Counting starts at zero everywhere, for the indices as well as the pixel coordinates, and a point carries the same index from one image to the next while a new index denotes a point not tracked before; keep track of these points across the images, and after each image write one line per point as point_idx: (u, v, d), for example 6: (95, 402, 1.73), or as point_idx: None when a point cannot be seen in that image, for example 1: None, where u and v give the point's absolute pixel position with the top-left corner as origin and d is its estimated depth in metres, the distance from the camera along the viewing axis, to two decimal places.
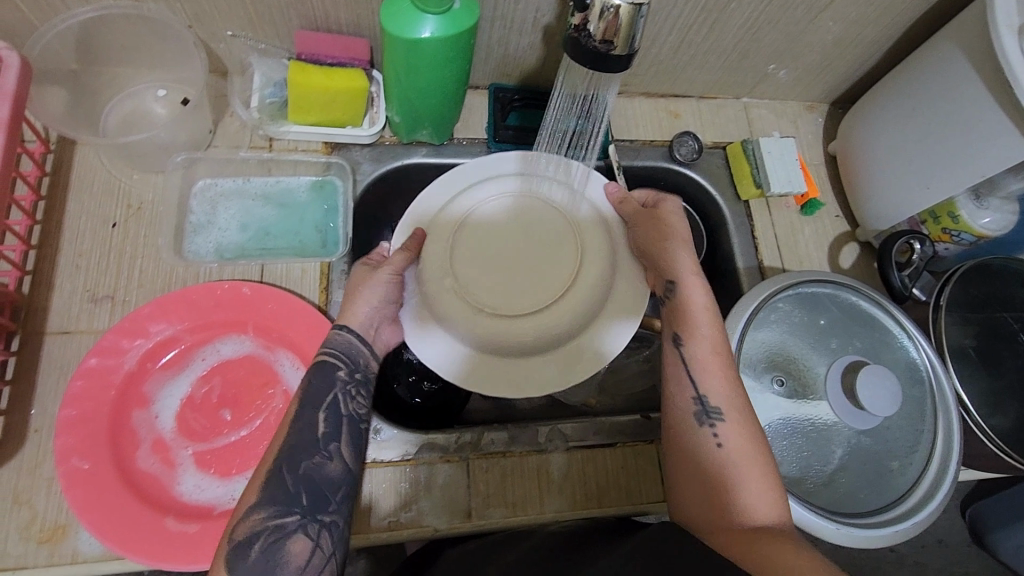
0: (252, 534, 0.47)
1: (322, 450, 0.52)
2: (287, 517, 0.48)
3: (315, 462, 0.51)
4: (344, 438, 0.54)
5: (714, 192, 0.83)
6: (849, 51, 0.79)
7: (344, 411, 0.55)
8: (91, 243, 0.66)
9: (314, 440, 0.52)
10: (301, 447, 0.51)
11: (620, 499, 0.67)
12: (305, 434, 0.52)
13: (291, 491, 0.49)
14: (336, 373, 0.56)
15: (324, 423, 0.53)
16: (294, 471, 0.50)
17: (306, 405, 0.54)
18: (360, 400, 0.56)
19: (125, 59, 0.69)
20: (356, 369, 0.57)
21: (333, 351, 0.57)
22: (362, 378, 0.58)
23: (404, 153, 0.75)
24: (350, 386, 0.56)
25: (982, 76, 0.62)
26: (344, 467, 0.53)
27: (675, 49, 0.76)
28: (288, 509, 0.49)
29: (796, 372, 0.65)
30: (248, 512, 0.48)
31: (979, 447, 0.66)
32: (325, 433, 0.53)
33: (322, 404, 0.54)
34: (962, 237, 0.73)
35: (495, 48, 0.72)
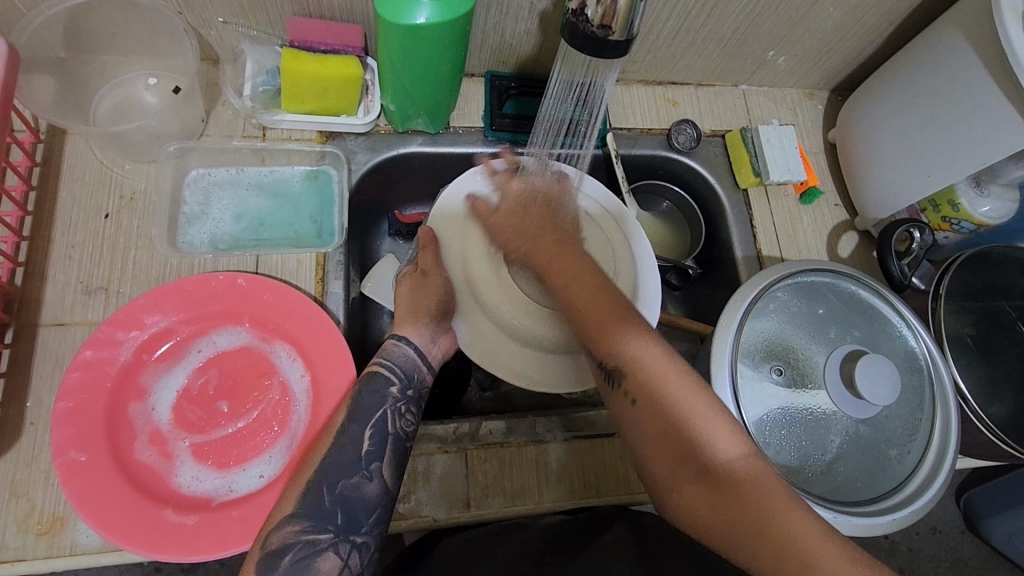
0: (283, 546, 0.47)
1: (363, 470, 0.52)
2: (320, 534, 0.49)
3: (353, 481, 0.52)
4: (386, 457, 0.54)
5: (712, 180, 0.83)
6: (849, 36, 0.78)
7: (391, 429, 0.55)
8: (84, 235, 0.65)
9: (356, 459, 0.53)
10: (341, 467, 0.52)
11: (618, 489, 0.68)
12: (349, 452, 0.53)
13: (327, 509, 0.50)
14: (389, 388, 0.57)
15: (369, 441, 0.54)
16: (331, 490, 0.51)
17: (353, 419, 0.54)
18: (408, 417, 0.57)
19: (115, 47, 0.68)
20: (408, 385, 0.59)
21: (390, 365, 0.59)
22: (413, 395, 0.59)
23: (398, 142, 0.75)
24: (400, 402, 0.57)
25: (984, 62, 0.62)
26: (383, 488, 0.53)
27: (673, 35, 0.75)
28: (322, 526, 0.49)
29: (795, 361, 0.65)
30: (281, 522, 0.49)
31: (976, 436, 0.66)
32: (368, 451, 0.53)
33: (370, 420, 0.55)
34: (963, 225, 0.72)
35: (490, 34, 0.71)
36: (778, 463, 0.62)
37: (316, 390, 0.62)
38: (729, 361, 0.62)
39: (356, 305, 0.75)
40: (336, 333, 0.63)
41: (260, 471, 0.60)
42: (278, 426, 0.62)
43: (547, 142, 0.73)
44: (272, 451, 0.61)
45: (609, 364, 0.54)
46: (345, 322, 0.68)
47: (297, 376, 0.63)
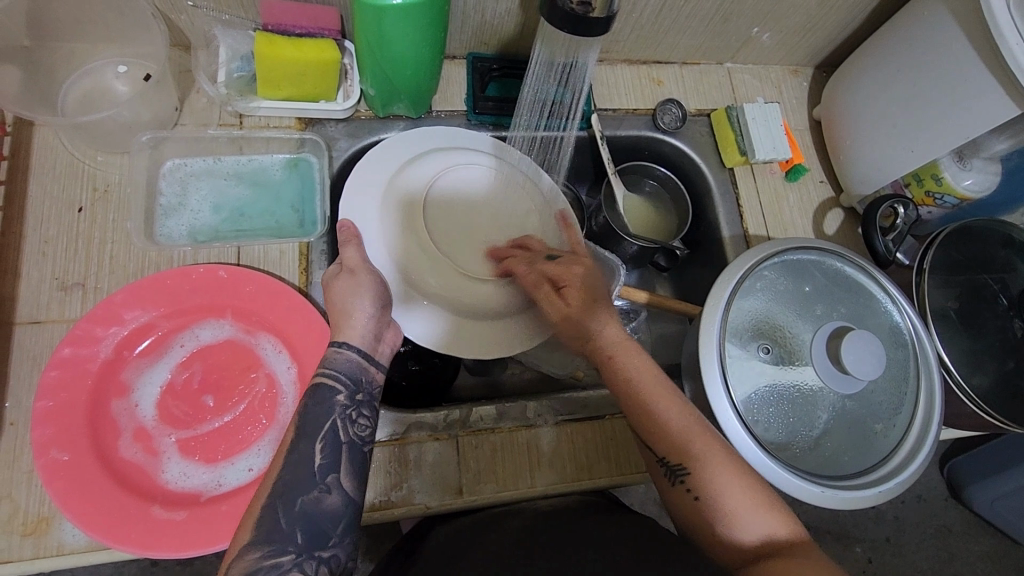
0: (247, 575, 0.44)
1: (319, 484, 0.49)
2: (284, 556, 0.45)
3: (312, 496, 0.48)
4: (343, 468, 0.51)
5: (698, 160, 0.82)
6: (833, 11, 0.77)
7: (344, 437, 0.52)
8: (58, 229, 0.63)
9: (310, 474, 0.49)
10: (298, 483, 0.49)
11: (610, 471, 0.68)
12: (304, 469, 0.49)
13: (287, 530, 0.46)
14: (336, 397, 0.54)
15: (322, 453, 0.51)
16: (290, 509, 0.47)
17: (302, 435, 0.51)
18: (362, 422, 0.54)
19: (81, 33, 0.65)
20: (356, 390, 0.55)
21: (333, 372, 0.55)
22: (364, 398, 0.56)
23: (380, 128, 0.74)
24: (349, 409, 0.54)
25: (967, 35, 0.61)
26: (345, 498, 0.50)
27: (657, 13, 0.74)
28: (283, 548, 0.46)
29: (782, 339, 0.65)
30: (242, 551, 0.45)
31: (958, 406, 0.67)
32: (322, 464, 0.50)
33: (320, 433, 0.51)
34: (946, 200, 0.72)
35: (471, 15, 0.70)
36: (767, 440, 0.63)
37: (303, 381, 0.61)
38: (717, 340, 0.62)
39: None
40: (320, 323, 0.62)
41: (248, 464, 0.60)
42: (265, 418, 0.62)
43: (530, 126, 0.74)
44: (261, 443, 0.61)
45: (673, 461, 0.53)
46: (330, 311, 0.67)
47: (283, 368, 0.63)
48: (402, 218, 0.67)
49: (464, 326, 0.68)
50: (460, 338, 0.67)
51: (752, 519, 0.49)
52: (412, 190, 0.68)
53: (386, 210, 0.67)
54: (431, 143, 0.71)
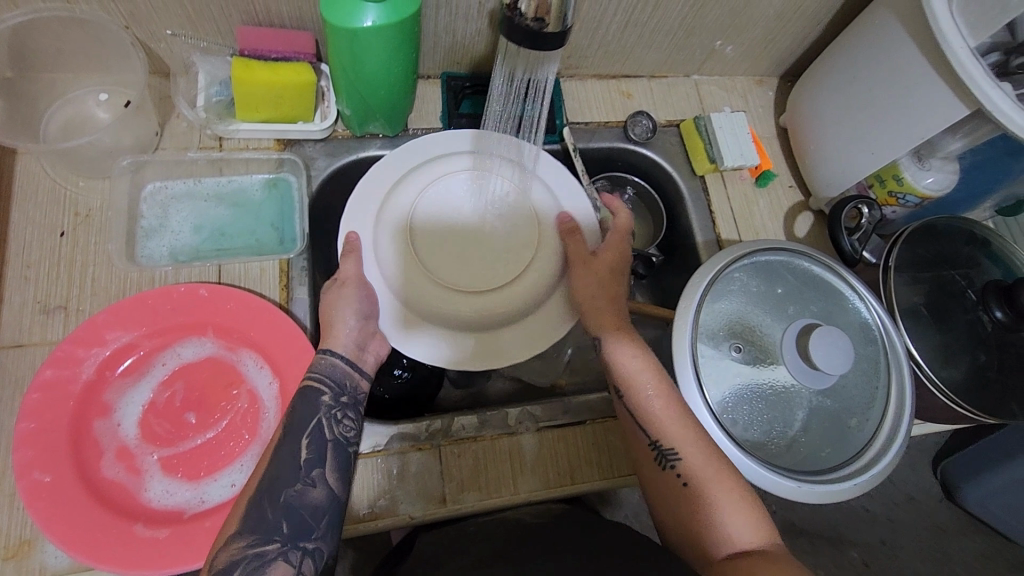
0: (230, 564, 0.47)
1: (304, 478, 0.53)
2: (268, 545, 0.49)
3: (295, 491, 0.52)
4: (328, 463, 0.55)
5: (670, 169, 0.85)
6: (791, 23, 0.80)
7: (329, 436, 0.56)
8: (39, 253, 0.65)
9: (295, 468, 0.53)
10: (283, 476, 0.52)
11: (592, 475, 0.69)
12: (290, 463, 0.53)
13: (271, 520, 0.50)
14: (320, 399, 0.58)
15: (308, 449, 0.55)
16: (274, 502, 0.51)
17: (287, 434, 0.55)
18: (347, 423, 0.58)
19: (63, 64, 0.67)
20: (341, 393, 0.59)
21: (321, 376, 0.59)
22: (349, 401, 0.60)
23: (357, 146, 0.75)
24: (335, 409, 0.58)
25: (915, 40, 0.64)
26: (329, 493, 0.54)
27: (622, 29, 0.77)
28: (267, 538, 0.49)
29: (754, 339, 0.66)
30: (228, 541, 0.48)
31: (931, 400, 0.69)
32: (309, 458, 0.54)
33: (305, 430, 0.55)
34: (908, 199, 0.74)
35: (442, 36, 0.72)
36: (744, 439, 0.63)
37: (285, 395, 0.62)
38: (690, 342, 0.63)
39: None
40: (300, 337, 0.63)
41: (231, 480, 0.60)
42: (248, 433, 0.62)
43: None
44: (243, 459, 0.61)
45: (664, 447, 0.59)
46: (311, 327, 0.68)
47: (265, 383, 0.64)
48: (396, 246, 0.69)
49: (471, 342, 0.69)
50: (468, 355, 0.68)
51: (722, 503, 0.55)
52: (402, 212, 0.70)
53: (375, 235, 0.68)
54: (427, 154, 0.71)
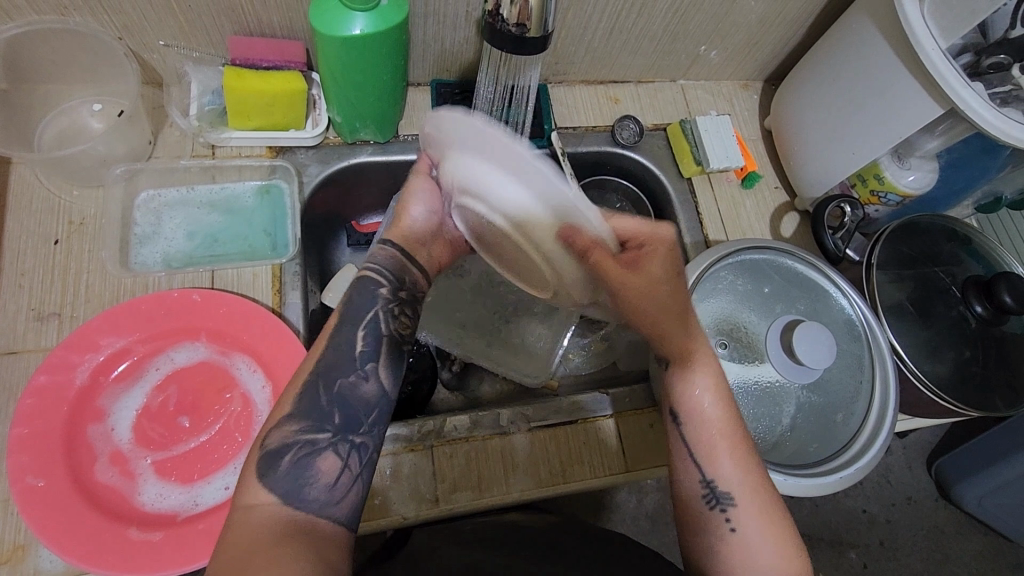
0: (280, 447, 0.48)
1: (358, 370, 0.53)
2: (319, 434, 0.49)
3: (350, 380, 0.52)
4: (382, 359, 0.54)
5: (657, 171, 0.86)
6: (773, 28, 0.82)
7: (385, 332, 0.55)
8: (33, 261, 0.65)
9: (351, 359, 0.53)
10: (339, 365, 0.52)
11: (584, 473, 0.69)
12: (346, 353, 0.53)
13: (325, 408, 0.50)
14: (380, 290, 0.57)
15: (363, 341, 0.54)
16: (329, 389, 0.51)
17: (344, 323, 0.55)
18: (401, 320, 0.57)
19: (57, 75, 0.68)
20: (399, 287, 0.58)
21: (378, 267, 0.58)
22: (408, 297, 0.58)
23: (349, 153, 0.76)
24: (391, 305, 0.57)
25: (891, 42, 0.66)
26: (381, 390, 0.53)
27: (608, 35, 0.79)
28: (320, 427, 0.49)
29: (740, 337, 0.67)
30: (280, 423, 0.49)
31: (916, 394, 0.70)
32: (362, 351, 0.53)
33: (361, 322, 0.55)
34: (889, 198, 0.76)
35: (430, 43, 0.74)
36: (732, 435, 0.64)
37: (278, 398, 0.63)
38: None
39: (316, 315, 0.76)
40: (291, 340, 0.63)
41: (224, 483, 0.60)
42: (241, 436, 0.63)
43: None
44: (237, 462, 0.62)
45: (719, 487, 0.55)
46: (304, 331, 0.68)
47: (257, 387, 0.64)
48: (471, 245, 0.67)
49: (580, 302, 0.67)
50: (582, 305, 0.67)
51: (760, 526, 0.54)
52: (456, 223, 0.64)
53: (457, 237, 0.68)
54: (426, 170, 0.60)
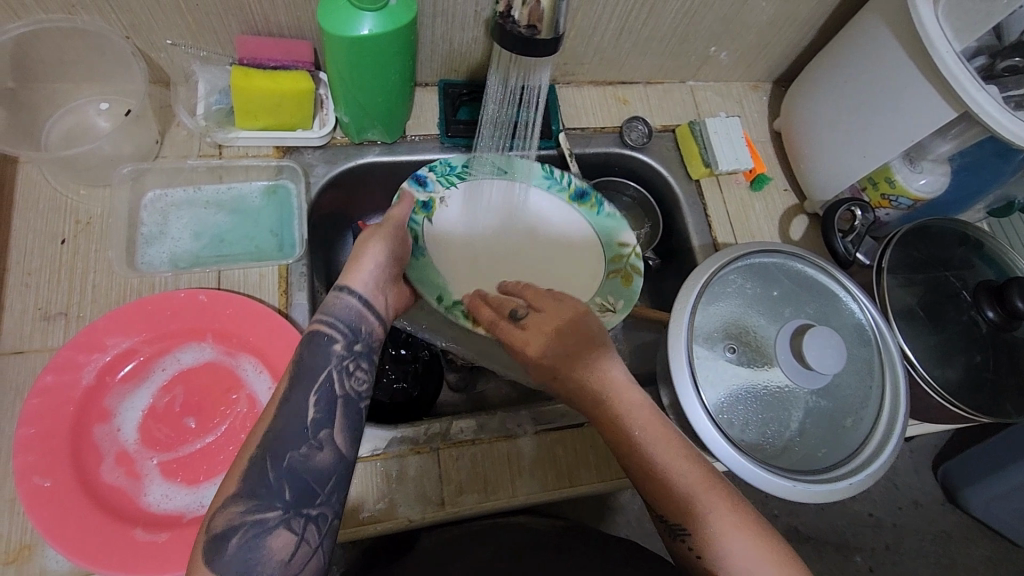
0: (228, 528, 0.44)
1: (310, 439, 0.48)
2: (268, 512, 0.45)
3: (301, 452, 0.48)
4: (337, 423, 0.50)
5: (665, 173, 0.85)
6: (784, 29, 0.82)
7: (339, 391, 0.51)
8: (40, 261, 0.65)
9: (302, 427, 0.49)
10: (287, 435, 0.48)
11: (590, 477, 0.69)
12: (295, 420, 0.49)
13: (273, 484, 0.46)
14: (332, 346, 0.53)
15: (316, 407, 0.50)
16: (276, 463, 0.46)
17: (296, 384, 0.50)
18: (358, 375, 0.53)
19: (64, 74, 0.68)
20: (353, 340, 0.54)
21: (332, 320, 0.54)
22: (362, 349, 0.55)
23: (356, 153, 0.76)
24: (346, 360, 0.53)
25: (903, 45, 0.65)
26: (337, 455, 0.49)
27: (617, 36, 0.78)
28: (268, 504, 0.45)
29: (749, 341, 0.67)
30: (225, 503, 0.45)
31: (927, 400, 0.69)
32: (315, 419, 0.49)
33: (315, 384, 0.50)
34: (901, 202, 0.75)
35: (439, 44, 0.73)
36: (741, 440, 0.64)
37: None
38: (685, 344, 0.63)
39: None
40: (298, 342, 0.63)
41: None
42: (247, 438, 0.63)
43: (498, 146, 0.78)
44: None
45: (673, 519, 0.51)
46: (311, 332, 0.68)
47: (264, 388, 0.64)
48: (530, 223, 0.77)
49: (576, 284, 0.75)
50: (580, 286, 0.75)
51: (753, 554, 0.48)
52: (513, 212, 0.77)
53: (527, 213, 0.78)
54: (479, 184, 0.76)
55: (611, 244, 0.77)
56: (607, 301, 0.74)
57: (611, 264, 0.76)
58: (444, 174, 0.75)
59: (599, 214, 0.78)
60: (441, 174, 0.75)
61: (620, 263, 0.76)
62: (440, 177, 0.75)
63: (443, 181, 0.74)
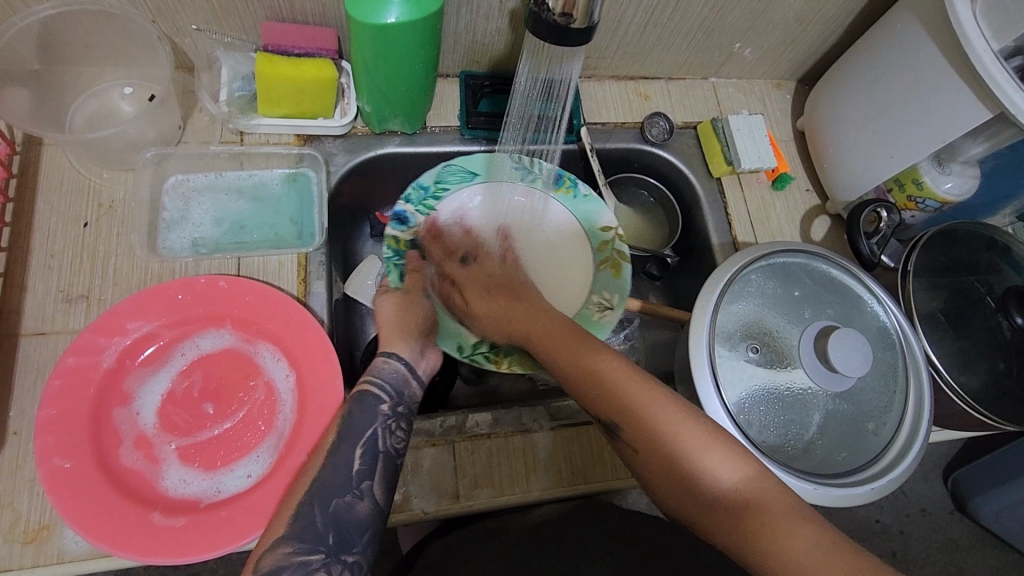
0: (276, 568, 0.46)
1: (353, 489, 0.52)
2: (313, 555, 0.48)
3: (345, 501, 0.51)
4: (377, 475, 0.54)
5: (686, 170, 0.85)
6: (812, 26, 0.80)
7: (381, 447, 0.55)
8: (63, 243, 0.65)
9: (347, 478, 0.52)
10: (334, 486, 0.51)
11: (606, 474, 0.68)
12: (341, 471, 0.52)
13: (319, 529, 0.49)
14: (380, 406, 0.57)
15: (360, 459, 0.53)
16: (324, 508, 0.50)
17: (343, 438, 0.54)
18: (398, 433, 0.57)
19: (90, 58, 0.68)
20: (399, 402, 0.58)
21: (380, 382, 0.59)
22: (405, 410, 0.58)
23: (377, 143, 0.76)
24: (390, 419, 0.57)
25: (937, 43, 0.64)
26: (375, 506, 0.52)
27: (642, 29, 0.77)
28: (315, 547, 0.48)
29: (770, 342, 0.66)
30: (275, 544, 0.47)
31: (949, 406, 0.68)
32: (359, 470, 0.53)
33: (361, 439, 0.54)
34: (927, 204, 0.74)
35: (462, 34, 0.73)
36: (759, 442, 0.63)
37: (301, 389, 0.63)
38: (706, 343, 0.63)
39: (339, 305, 0.76)
40: (319, 331, 0.63)
41: (247, 471, 0.60)
42: (265, 425, 0.62)
43: (518, 138, 0.77)
44: (260, 450, 0.61)
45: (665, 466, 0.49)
46: (328, 321, 0.68)
47: (282, 376, 0.64)
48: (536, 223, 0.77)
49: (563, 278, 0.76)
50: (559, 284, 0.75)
51: (714, 456, 0.48)
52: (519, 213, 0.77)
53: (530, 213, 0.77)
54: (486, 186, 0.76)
55: (594, 232, 0.77)
56: (604, 297, 0.75)
57: (599, 254, 0.76)
58: (420, 201, 0.74)
59: (575, 198, 0.77)
60: (418, 202, 0.74)
61: (606, 252, 0.76)
62: (418, 206, 0.74)
63: (422, 209, 0.74)
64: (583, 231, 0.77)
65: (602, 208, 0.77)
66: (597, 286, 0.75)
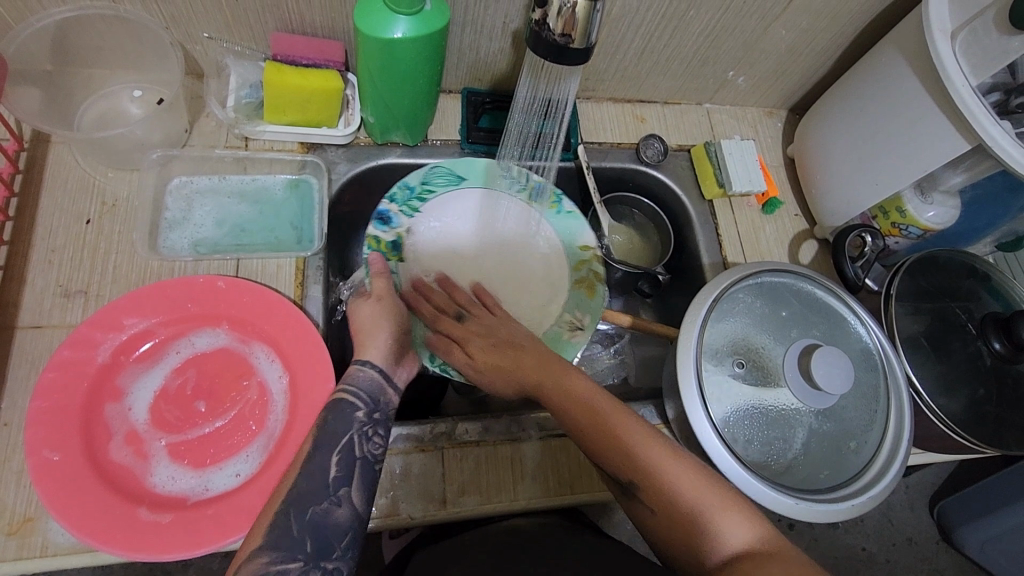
0: None
1: (331, 496, 0.52)
2: (290, 563, 0.48)
3: (323, 507, 0.51)
4: (354, 482, 0.54)
5: (679, 191, 0.87)
6: (803, 58, 0.83)
7: (359, 453, 0.56)
8: (65, 239, 0.67)
9: (325, 485, 0.53)
10: (311, 493, 0.52)
11: (592, 486, 0.69)
12: (317, 478, 0.53)
13: (296, 537, 0.49)
14: (355, 413, 0.58)
15: (337, 467, 0.54)
16: (300, 516, 0.50)
17: (319, 445, 0.54)
18: (376, 440, 0.58)
19: (102, 60, 0.70)
20: (374, 409, 0.60)
21: (356, 390, 0.60)
22: (379, 417, 0.60)
23: (378, 154, 0.78)
24: (366, 426, 0.58)
25: (920, 78, 0.67)
26: (352, 512, 0.53)
27: (639, 55, 0.80)
28: (291, 555, 0.48)
29: (755, 359, 0.67)
30: (252, 554, 0.47)
31: (929, 428, 0.70)
32: (336, 476, 0.53)
33: (338, 445, 0.55)
34: (910, 230, 0.77)
35: (466, 52, 0.75)
36: (743, 456, 0.64)
37: (294, 390, 0.63)
38: (694, 358, 0.64)
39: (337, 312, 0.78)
40: (314, 334, 0.64)
41: (236, 470, 0.60)
42: (255, 425, 0.63)
43: (518, 154, 0.80)
44: (249, 450, 0.62)
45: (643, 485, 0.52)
46: (324, 325, 0.69)
47: (275, 377, 0.65)
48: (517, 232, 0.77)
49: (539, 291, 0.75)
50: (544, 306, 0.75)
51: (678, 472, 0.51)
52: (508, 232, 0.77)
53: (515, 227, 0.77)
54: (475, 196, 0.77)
55: (572, 248, 0.77)
56: (577, 316, 0.74)
57: (575, 271, 0.76)
58: (405, 202, 0.74)
59: (558, 212, 0.78)
60: (402, 202, 0.74)
61: (582, 270, 0.77)
62: (403, 207, 0.75)
63: (406, 211, 0.74)
64: (562, 248, 0.77)
65: (583, 226, 0.78)
66: (569, 307, 0.75)
